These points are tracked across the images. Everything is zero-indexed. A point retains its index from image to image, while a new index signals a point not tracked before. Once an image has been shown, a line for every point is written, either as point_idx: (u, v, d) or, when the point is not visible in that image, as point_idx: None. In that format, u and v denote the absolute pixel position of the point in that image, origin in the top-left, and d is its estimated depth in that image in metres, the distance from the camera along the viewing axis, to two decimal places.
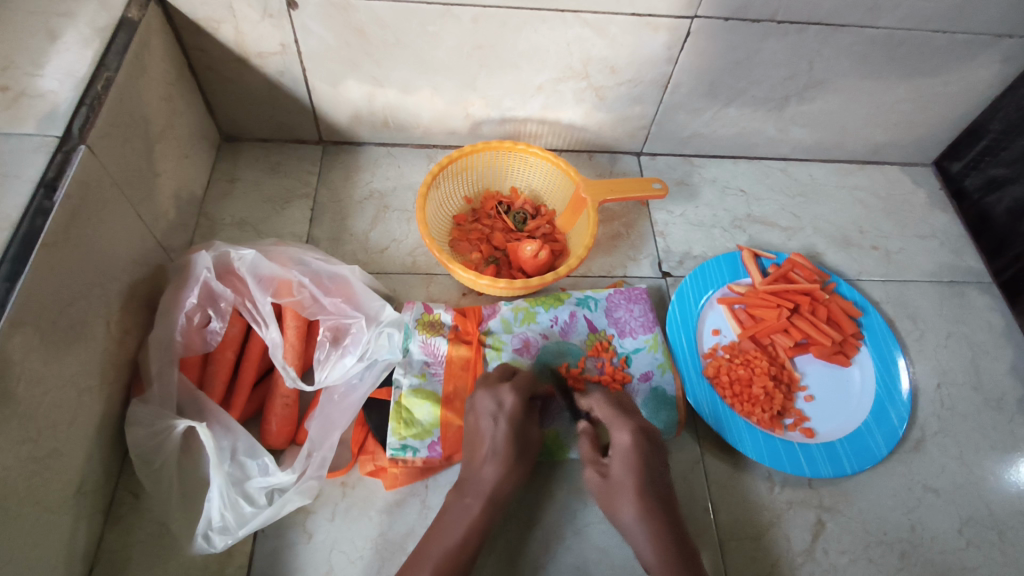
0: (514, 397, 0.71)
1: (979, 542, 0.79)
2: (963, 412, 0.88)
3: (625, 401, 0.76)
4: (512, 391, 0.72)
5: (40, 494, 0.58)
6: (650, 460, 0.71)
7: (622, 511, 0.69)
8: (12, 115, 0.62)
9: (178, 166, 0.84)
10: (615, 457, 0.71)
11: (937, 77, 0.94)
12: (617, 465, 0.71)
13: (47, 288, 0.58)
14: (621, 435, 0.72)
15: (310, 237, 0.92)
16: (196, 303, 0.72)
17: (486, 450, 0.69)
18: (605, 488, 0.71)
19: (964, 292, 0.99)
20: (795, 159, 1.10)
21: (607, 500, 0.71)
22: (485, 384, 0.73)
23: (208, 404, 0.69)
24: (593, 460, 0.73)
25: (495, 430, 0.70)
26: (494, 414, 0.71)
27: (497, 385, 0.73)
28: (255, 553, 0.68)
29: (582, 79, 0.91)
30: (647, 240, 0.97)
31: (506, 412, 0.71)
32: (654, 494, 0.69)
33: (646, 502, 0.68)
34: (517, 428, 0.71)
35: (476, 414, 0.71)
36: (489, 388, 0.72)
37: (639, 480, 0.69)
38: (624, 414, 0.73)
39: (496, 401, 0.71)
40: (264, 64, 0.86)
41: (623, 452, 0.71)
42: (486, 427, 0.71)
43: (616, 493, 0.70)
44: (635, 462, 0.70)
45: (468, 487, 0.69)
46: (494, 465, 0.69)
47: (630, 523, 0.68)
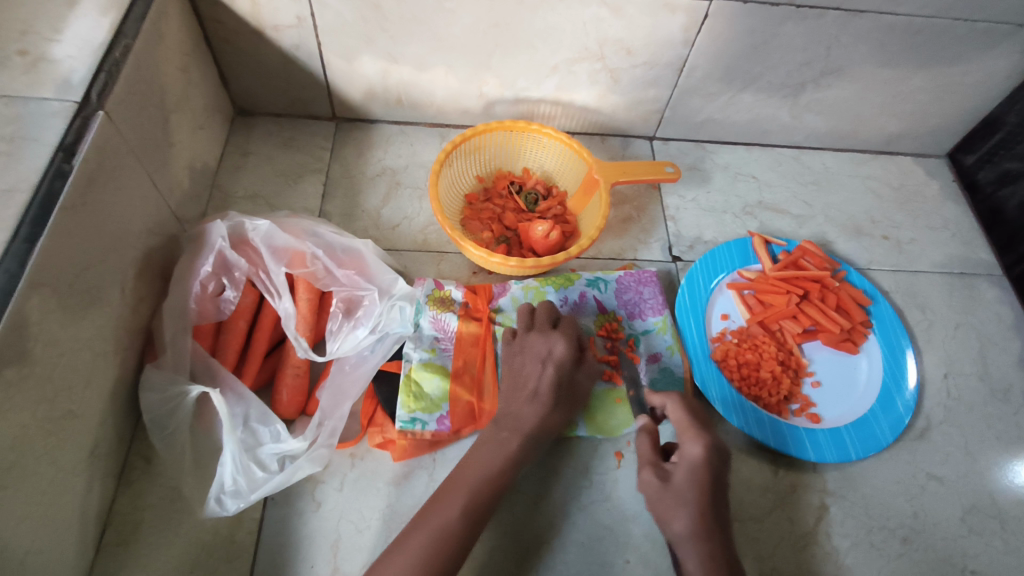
0: (566, 344, 0.72)
1: (981, 530, 0.79)
2: (969, 403, 0.88)
3: (698, 409, 0.70)
4: (563, 340, 0.73)
5: (55, 454, 0.59)
6: (718, 480, 0.63)
7: (675, 525, 0.62)
8: (30, 79, 0.62)
9: (193, 137, 0.85)
10: (681, 467, 0.64)
11: (955, 66, 0.93)
12: (682, 475, 0.63)
13: (65, 251, 0.58)
14: (692, 446, 0.64)
15: (323, 212, 0.92)
16: (211, 271, 0.73)
17: (529, 393, 0.69)
18: (661, 496, 0.63)
19: (973, 284, 0.99)
20: (808, 147, 1.09)
21: (660, 509, 0.63)
22: (538, 331, 0.74)
23: (221, 371, 0.70)
24: (652, 463, 0.66)
25: (543, 373, 0.71)
26: (544, 359, 0.72)
27: (551, 334, 0.74)
28: (265, 520, 0.69)
29: (597, 60, 0.90)
30: (658, 224, 0.97)
31: (556, 356, 0.72)
32: (713, 512, 0.61)
33: (706, 523, 0.61)
34: (565, 375, 0.72)
35: (528, 356, 0.72)
36: (542, 334, 0.74)
37: (704, 498, 0.61)
38: (695, 421, 0.67)
39: (547, 347, 0.72)
40: (279, 37, 0.86)
41: (693, 463, 0.63)
42: (531, 370, 0.71)
43: (674, 502, 0.62)
44: (704, 477, 0.63)
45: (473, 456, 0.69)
46: (534, 405, 0.69)
47: (681, 537, 0.61)
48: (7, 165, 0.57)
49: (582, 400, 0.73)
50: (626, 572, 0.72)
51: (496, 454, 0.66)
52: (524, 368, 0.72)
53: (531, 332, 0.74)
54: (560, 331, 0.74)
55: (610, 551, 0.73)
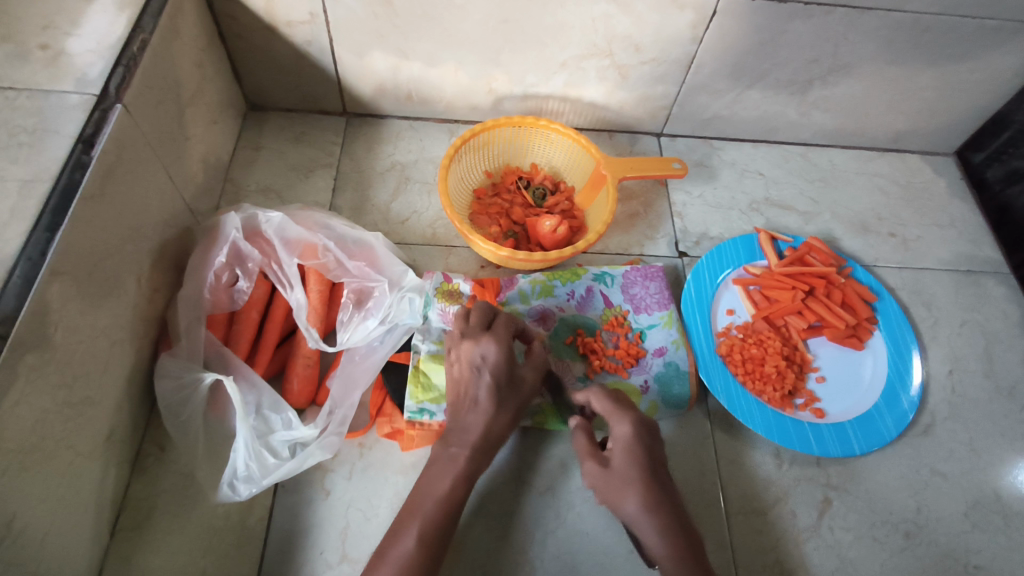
0: (497, 349, 0.71)
1: (984, 525, 0.80)
2: (974, 399, 0.88)
3: (620, 394, 0.74)
4: (494, 344, 0.71)
5: (73, 438, 0.60)
6: (651, 453, 0.69)
7: (626, 506, 0.67)
8: (51, 73, 0.64)
9: (206, 131, 0.86)
10: (616, 450, 0.69)
11: (964, 63, 0.94)
12: (619, 457, 0.68)
13: (84, 240, 0.60)
14: (622, 426, 0.70)
15: (333, 206, 0.94)
16: (225, 262, 0.74)
17: (470, 404, 0.70)
18: (605, 480, 0.68)
19: (980, 281, 0.99)
20: (816, 144, 1.10)
21: (608, 495, 0.68)
22: (466, 334, 0.72)
23: (234, 360, 0.71)
24: (590, 452, 0.70)
25: (480, 384, 0.70)
26: (478, 366, 0.71)
27: (481, 336, 0.72)
28: (275, 507, 0.71)
29: (606, 56, 0.91)
30: (665, 220, 0.98)
31: (490, 364, 0.70)
32: (658, 486, 0.67)
33: (650, 495, 0.66)
34: (501, 379, 0.71)
35: (459, 362, 0.71)
36: (472, 338, 0.71)
37: (642, 472, 0.67)
38: (623, 405, 0.71)
39: (480, 353, 0.71)
40: (292, 33, 0.87)
41: (623, 442, 0.69)
42: (469, 380, 0.71)
43: (621, 483, 0.67)
44: (638, 453, 0.68)
45: (450, 449, 0.69)
46: (477, 415, 0.70)
47: (635, 516, 0.66)
48: (29, 157, 0.59)
49: (525, 396, 0.73)
50: (629, 562, 0.73)
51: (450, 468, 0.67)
52: (461, 376, 0.71)
53: (464, 338, 0.72)
54: (490, 332, 0.72)
55: (614, 542, 0.74)
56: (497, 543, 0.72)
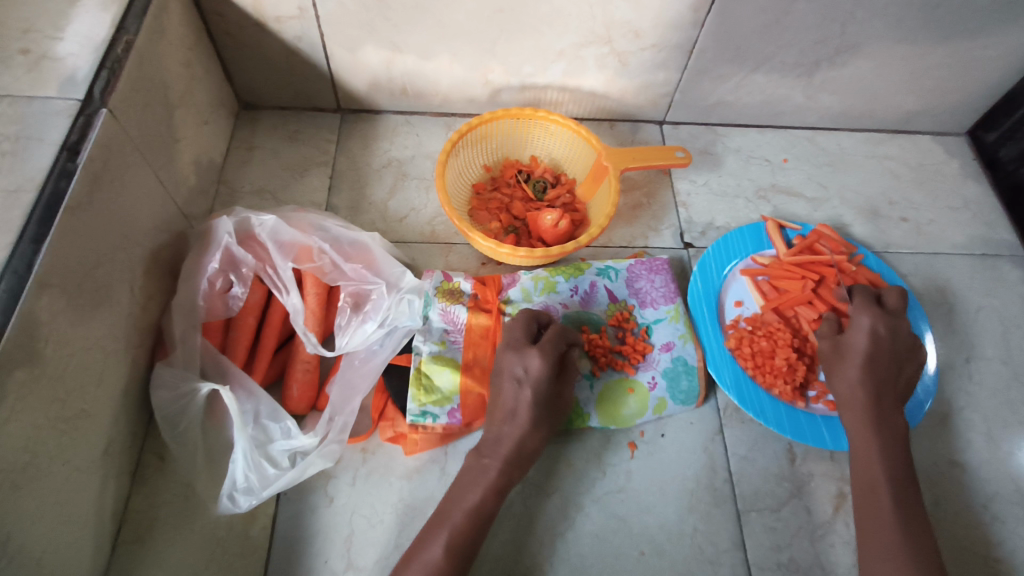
0: (541, 362, 0.68)
1: (1004, 517, 0.78)
2: (991, 387, 0.86)
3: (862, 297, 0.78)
4: (539, 356, 0.68)
5: (69, 453, 0.59)
6: (889, 343, 0.74)
7: (842, 382, 0.74)
8: (33, 78, 0.62)
9: (198, 133, 0.84)
10: (857, 333, 0.75)
11: (976, 40, 0.90)
12: (857, 337, 0.75)
13: (73, 251, 0.58)
14: (862, 317, 0.76)
15: (330, 206, 0.92)
16: (218, 267, 0.73)
17: (507, 414, 0.68)
18: (833, 352, 0.75)
19: (995, 265, 0.96)
20: (823, 128, 1.07)
21: (828, 364, 0.76)
22: (513, 347, 0.70)
23: (230, 368, 0.70)
24: (827, 334, 0.77)
25: (519, 396, 0.68)
26: (519, 379, 0.68)
27: (526, 349, 0.69)
28: (278, 516, 0.70)
29: (605, 43, 0.88)
30: (669, 210, 0.95)
31: (531, 376, 0.68)
32: (875, 379, 0.72)
33: (865, 376, 0.72)
34: (543, 393, 0.68)
35: (502, 376, 0.69)
36: (517, 351, 0.69)
37: (869, 357, 0.73)
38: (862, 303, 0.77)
39: (522, 365, 0.68)
40: (282, 29, 0.85)
41: (862, 328, 0.75)
42: (509, 392, 0.68)
43: (841, 363, 0.74)
44: (874, 342, 0.74)
45: (480, 456, 0.67)
46: (513, 428, 0.67)
47: (848, 391, 0.73)
48: (12, 166, 0.57)
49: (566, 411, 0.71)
50: (640, 563, 0.71)
51: (480, 476, 0.66)
52: (502, 389, 0.69)
53: (508, 349, 0.70)
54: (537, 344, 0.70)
55: (624, 543, 0.72)
56: (506, 550, 0.71)
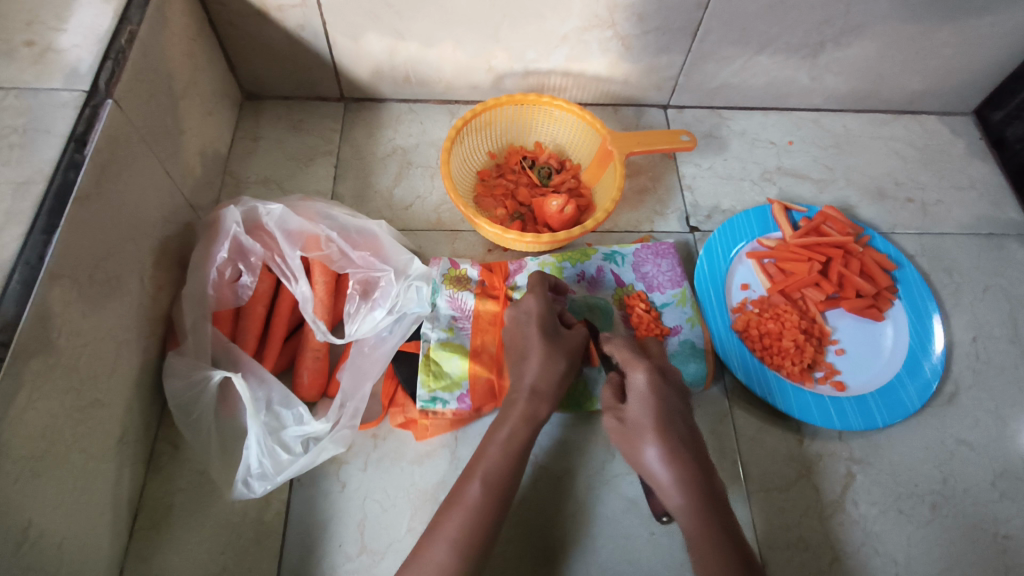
0: (536, 300, 0.71)
1: (1013, 494, 0.78)
2: (999, 366, 0.86)
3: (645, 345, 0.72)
4: (535, 298, 0.72)
5: (85, 442, 0.60)
6: (665, 400, 0.67)
7: (643, 456, 0.65)
8: (38, 70, 0.62)
9: (202, 124, 0.84)
10: (633, 400, 0.67)
11: (982, 17, 0.90)
12: (635, 406, 0.67)
13: (83, 242, 0.58)
14: (637, 375, 0.68)
15: (335, 194, 0.92)
16: (227, 257, 0.73)
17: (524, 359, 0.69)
18: (624, 431, 0.67)
19: (1002, 244, 0.96)
20: (828, 110, 1.06)
21: (628, 445, 0.67)
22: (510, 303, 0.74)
23: (242, 356, 0.70)
24: (611, 406, 0.69)
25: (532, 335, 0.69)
26: (524, 322, 0.71)
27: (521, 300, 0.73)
28: (292, 502, 0.70)
29: (608, 27, 0.88)
30: (674, 194, 0.95)
31: (535, 313, 0.70)
32: (671, 435, 0.65)
33: (666, 445, 0.64)
34: (549, 328, 0.70)
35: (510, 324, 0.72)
36: (513, 303, 0.73)
37: (657, 423, 0.65)
38: (638, 355, 0.69)
39: (524, 309, 0.71)
40: (284, 18, 0.84)
41: (640, 392, 0.67)
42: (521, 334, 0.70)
43: (636, 435, 0.66)
44: (654, 403, 0.66)
45: None
46: (534, 364, 0.67)
47: (653, 466, 0.64)
48: (21, 158, 0.58)
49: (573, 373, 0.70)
50: (651, 543, 0.72)
51: None
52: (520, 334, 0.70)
53: (526, 297, 0.73)
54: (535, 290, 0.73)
55: (635, 524, 0.73)
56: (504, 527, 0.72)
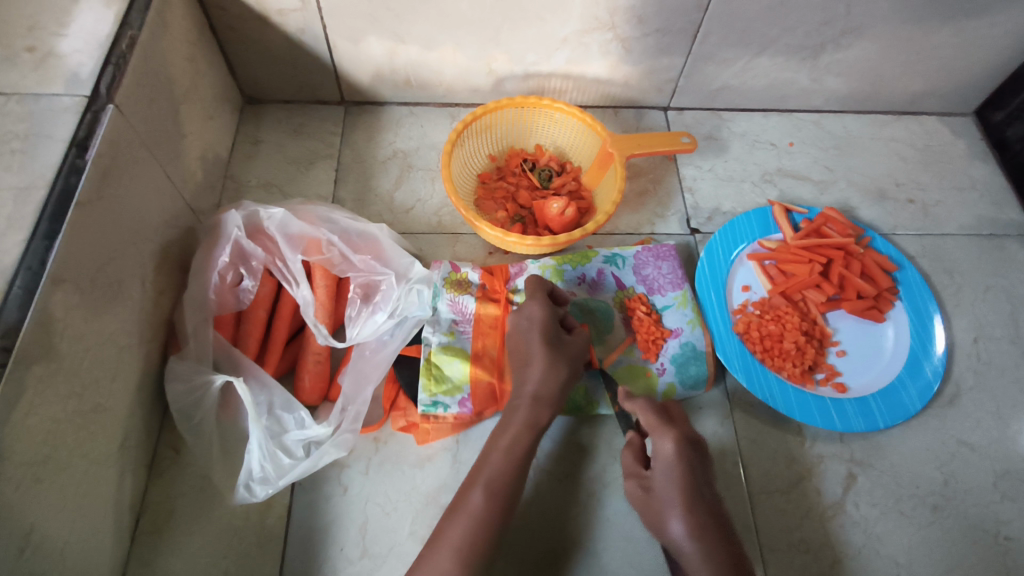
0: (539, 307, 0.71)
1: (1014, 495, 0.78)
2: (1000, 367, 0.86)
3: (669, 409, 0.72)
4: (539, 303, 0.71)
5: (87, 447, 0.60)
6: (694, 472, 0.67)
7: (670, 529, 0.65)
8: (40, 76, 0.62)
9: (203, 128, 0.84)
10: (658, 469, 0.68)
11: (982, 18, 0.90)
12: (660, 476, 0.67)
13: (85, 247, 0.58)
14: (664, 445, 0.68)
15: (336, 198, 0.92)
16: (228, 261, 0.73)
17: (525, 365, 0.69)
18: (648, 501, 0.68)
19: (1003, 245, 0.96)
20: (828, 111, 1.06)
21: (653, 517, 0.67)
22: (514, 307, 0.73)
23: (244, 360, 0.70)
24: (635, 472, 0.70)
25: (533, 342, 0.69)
26: (526, 328, 0.70)
27: (524, 304, 0.72)
28: (294, 505, 0.70)
29: (608, 29, 0.88)
30: (675, 196, 0.95)
31: (538, 320, 0.70)
32: (698, 508, 0.65)
33: (694, 519, 0.64)
34: (551, 334, 0.70)
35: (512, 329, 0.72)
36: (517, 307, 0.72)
37: (684, 497, 0.65)
38: (664, 421, 0.69)
39: (526, 314, 0.71)
40: (284, 22, 0.85)
41: (667, 461, 0.67)
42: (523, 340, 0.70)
43: (663, 506, 0.66)
44: (680, 474, 0.66)
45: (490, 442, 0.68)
46: (535, 370, 0.68)
47: (680, 541, 0.64)
48: (23, 163, 0.58)
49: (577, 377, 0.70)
50: (653, 546, 0.72)
51: None
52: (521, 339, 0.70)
53: (529, 300, 0.72)
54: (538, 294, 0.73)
55: (637, 527, 0.73)
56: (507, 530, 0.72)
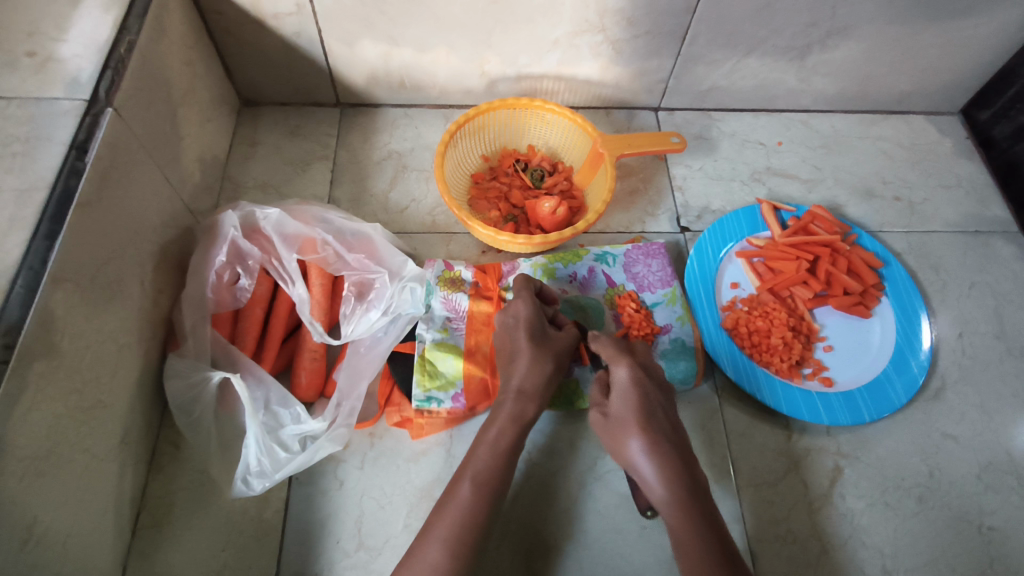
0: (525, 306, 0.72)
1: (998, 486, 0.79)
2: (984, 361, 0.87)
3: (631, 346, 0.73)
4: (525, 303, 0.73)
5: (88, 442, 0.61)
6: (649, 394, 0.68)
7: (627, 451, 0.66)
8: (40, 80, 0.64)
9: (201, 130, 0.86)
10: (615, 394, 0.69)
11: (966, 19, 0.92)
12: (617, 401, 0.68)
13: (85, 247, 0.60)
14: (620, 371, 0.69)
15: (332, 199, 0.93)
16: (225, 261, 0.75)
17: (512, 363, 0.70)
18: (607, 426, 0.69)
19: (988, 242, 0.98)
20: (816, 111, 1.08)
21: (612, 440, 0.68)
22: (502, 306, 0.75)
23: (241, 357, 0.72)
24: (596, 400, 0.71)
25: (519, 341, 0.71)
26: (513, 327, 0.72)
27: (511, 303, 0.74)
28: (290, 499, 0.72)
29: (598, 31, 0.89)
30: (665, 195, 0.97)
31: (524, 319, 0.71)
32: (653, 427, 0.66)
33: (649, 439, 0.65)
34: (538, 333, 0.71)
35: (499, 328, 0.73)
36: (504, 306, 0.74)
37: (640, 415, 0.66)
38: (622, 352, 0.71)
39: (513, 314, 0.72)
40: (279, 26, 0.86)
41: (623, 387, 0.68)
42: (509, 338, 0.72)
43: (620, 429, 0.67)
44: (635, 396, 0.67)
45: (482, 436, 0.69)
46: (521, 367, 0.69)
47: (636, 460, 0.65)
48: (24, 166, 0.59)
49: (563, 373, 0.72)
50: (642, 537, 0.74)
51: None
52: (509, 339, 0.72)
53: (515, 300, 0.74)
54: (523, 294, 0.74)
55: (627, 519, 0.74)
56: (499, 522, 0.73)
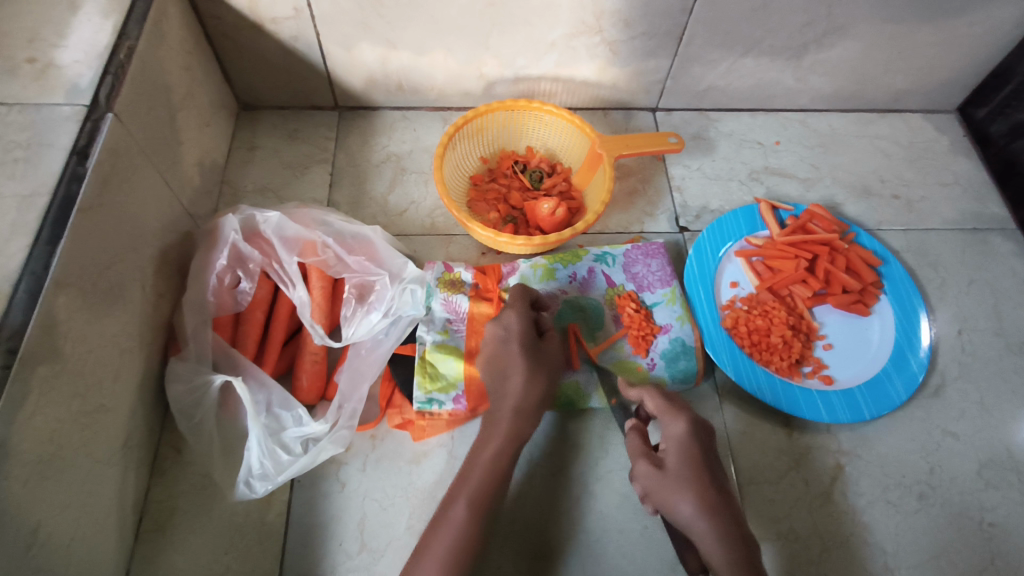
0: (515, 317, 0.72)
1: (998, 483, 0.80)
2: (984, 358, 0.88)
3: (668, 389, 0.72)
4: (515, 315, 0.73)
5: (91, 446, 0.61)
6: (701, 446, 0.66)
7: (676, 509, 0.63)
8: (41, 86, 0.64)
9: (200, 134, 0.86)
10: (666, 447, 0.66)
11: (961, 18, 0.92)
12: (668, 453, 0.66)
13: (87, 251, 0.60)
14: (675, 425, 0.67)
15: (331, 202, 0.94)
16: (226, 264, 0.75)
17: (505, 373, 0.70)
18: (656, 484, 0.64)
19: (986, 239, 0.98)
20: (813, 110, 1.08)
21: (660, 498, 0.64)
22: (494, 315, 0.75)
23: (242, 360, 0.72)
24: (641, 453, 0.68)
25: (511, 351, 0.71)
26: (504, 338, 0.72)
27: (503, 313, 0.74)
28: (293, 502, 0.72)
29: (595, 33, 0.90)
30: (663, 195, 0.97)
31: (515, 331, 0.72)
32: (704, 481, 0.63)
33: (704, 498, 0.62)
34: (530, 343, 0.71)
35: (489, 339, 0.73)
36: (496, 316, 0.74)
37: (693, 470, 0.64)
38: (674, 405, 0.69)
39: (504, 325, 0.72)
40: (278, 30, 0.86)
41: (674, 439, 0.66)
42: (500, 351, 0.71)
43: (672, 487, 0.63)
44: (688, 450, 0.65)
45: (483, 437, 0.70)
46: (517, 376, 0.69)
47: (689, 519, 0.62)
48: (26, 171, 0.59)
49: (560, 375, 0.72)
50: (645, 536, 0.74)
51: None
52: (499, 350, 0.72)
53: (506, 310, 0.74)
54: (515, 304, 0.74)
55: (628, 518, 0.74)
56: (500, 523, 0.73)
